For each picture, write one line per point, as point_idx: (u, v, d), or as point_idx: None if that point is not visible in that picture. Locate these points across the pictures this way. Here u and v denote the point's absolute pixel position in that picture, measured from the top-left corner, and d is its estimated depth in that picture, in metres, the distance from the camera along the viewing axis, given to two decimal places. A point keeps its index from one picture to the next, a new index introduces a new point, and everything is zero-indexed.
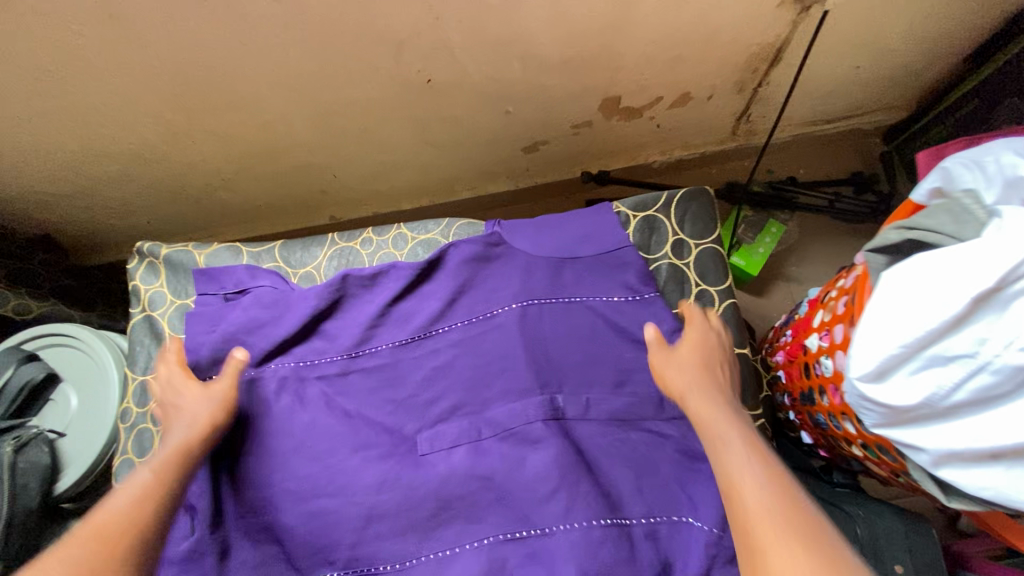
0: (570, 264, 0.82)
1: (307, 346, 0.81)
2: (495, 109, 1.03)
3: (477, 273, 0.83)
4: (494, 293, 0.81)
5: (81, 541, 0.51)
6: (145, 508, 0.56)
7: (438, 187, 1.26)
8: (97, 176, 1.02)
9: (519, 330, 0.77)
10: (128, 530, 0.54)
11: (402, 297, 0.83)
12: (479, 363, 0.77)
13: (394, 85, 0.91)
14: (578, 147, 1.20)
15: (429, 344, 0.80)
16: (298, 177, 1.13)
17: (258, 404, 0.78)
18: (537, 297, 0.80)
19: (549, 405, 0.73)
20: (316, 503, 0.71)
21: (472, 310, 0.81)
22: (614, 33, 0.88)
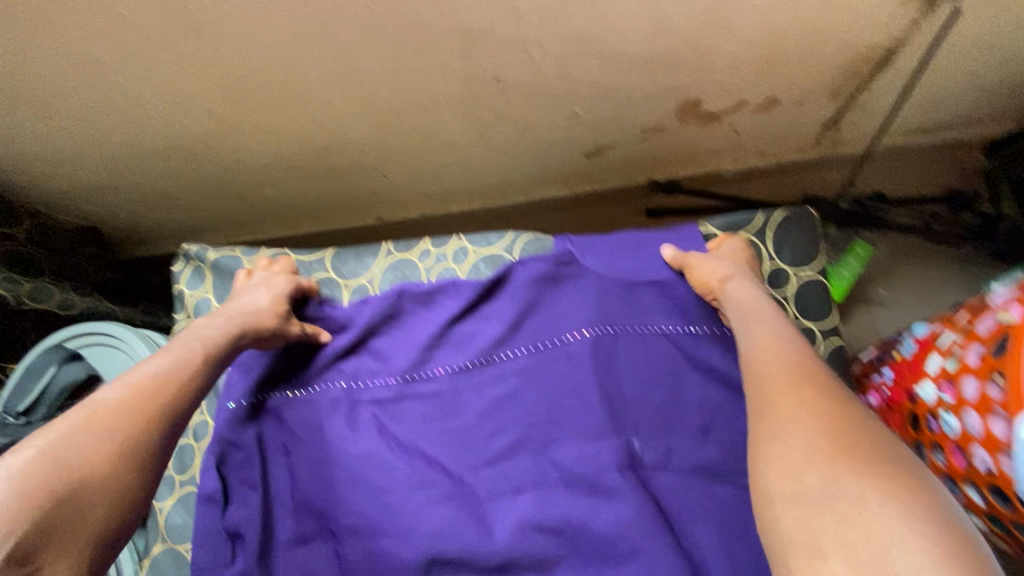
0: (650, 287, 0.75)
1: (357, 364, 0.76)
2: (562, 112, 0.94)
3: (546, 295, 0.76)
4: (565, 318, 0.74)
5: (125, 408, 0.54)
6: (182, 393, 0.59)
7: (491, 190, 1.19)
8: (143, 168, 0.98)
9: (592, 360, 0.70)
10: (169, 412, 0.56)
11: (460, 318, 0.77)
12: (547, 394, 0.70)
13: (458, 83, 0.83)
14: (646, 153, 1.10)
15: (493, 369, 0.73)
16: (347, 176, 1.07)
17: (310, 432, 0.72)
18: (611, 325, 0.73)
19: (625, 450, 0.66)
20: (371, 543, 0.65)
21: (539, 335, 0.74)
22: (708, 30, 0.78)
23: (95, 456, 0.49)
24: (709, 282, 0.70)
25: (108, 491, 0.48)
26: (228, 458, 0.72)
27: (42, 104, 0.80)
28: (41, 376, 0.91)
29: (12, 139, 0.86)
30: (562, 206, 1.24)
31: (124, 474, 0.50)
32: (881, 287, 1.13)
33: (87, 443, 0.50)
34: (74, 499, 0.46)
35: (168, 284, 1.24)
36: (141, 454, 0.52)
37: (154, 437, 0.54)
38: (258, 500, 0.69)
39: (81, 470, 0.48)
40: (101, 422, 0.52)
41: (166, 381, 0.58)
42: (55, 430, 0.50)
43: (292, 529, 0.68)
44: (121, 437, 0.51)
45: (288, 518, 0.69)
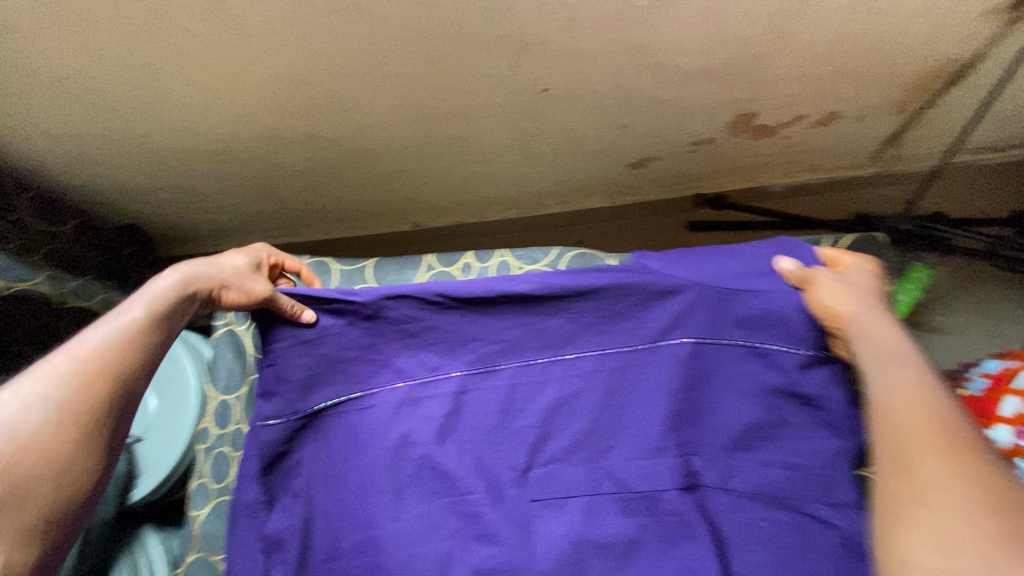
0: (746, 298, 0.64)
1: (413, 362, 0.70)
2: (610, 124, 0.91)
3: (631, 292, 0.67)
4: (647, 323, 0.67)
5: (62, 377, 0.49)
6: (130, 354, 0.54)
7: (529, 200, 1.17)
8: (187, 171, 0.98)
9: (665, 371, 0.65)
10: (113, 376, 0.51)
11: (534, 315, 0.69)
12: (614, 406, 0.66)
13: (506, 93, 0.81)
14: (692, 166, 1.06)
15: (555, 372, 0.68)
16: (386, 182, 1.07)
17: (367, 434, 0.68)
18: (692, 335, 0.65)
19: (685, 468, 0.63)
20: (413, 548, 0.64)
21: (618, 340, 0.67)
22: (771, 43, 0.74)
23: (25, 430, 0.46)
24: (831, 301, 0.60)
25: (40, 468, 0.45)
26: (274, 462, 0.69)
27: (93, 109, 0.81)
28: None
29: (62, 142, 0.87)
30: (601, 216, 1.22)
31: (58, 448, 0.46)
32: (938, 312, 1.07)
33: (17, 417, 0.46)
34: (4, 480, 0.43)
35: None
36: (79, 424, 0.48)
37: (96, 404, 0.49)
38: (300, 511, 0.67)
39: (9, 447, 0.45)
40: (34, 395, 0.48)
41: (109, 343, 0.53)
42: None
43: (332, 539, 0.66)
44: (54, 409, 0.47)
45: (327, 528, 0.67)
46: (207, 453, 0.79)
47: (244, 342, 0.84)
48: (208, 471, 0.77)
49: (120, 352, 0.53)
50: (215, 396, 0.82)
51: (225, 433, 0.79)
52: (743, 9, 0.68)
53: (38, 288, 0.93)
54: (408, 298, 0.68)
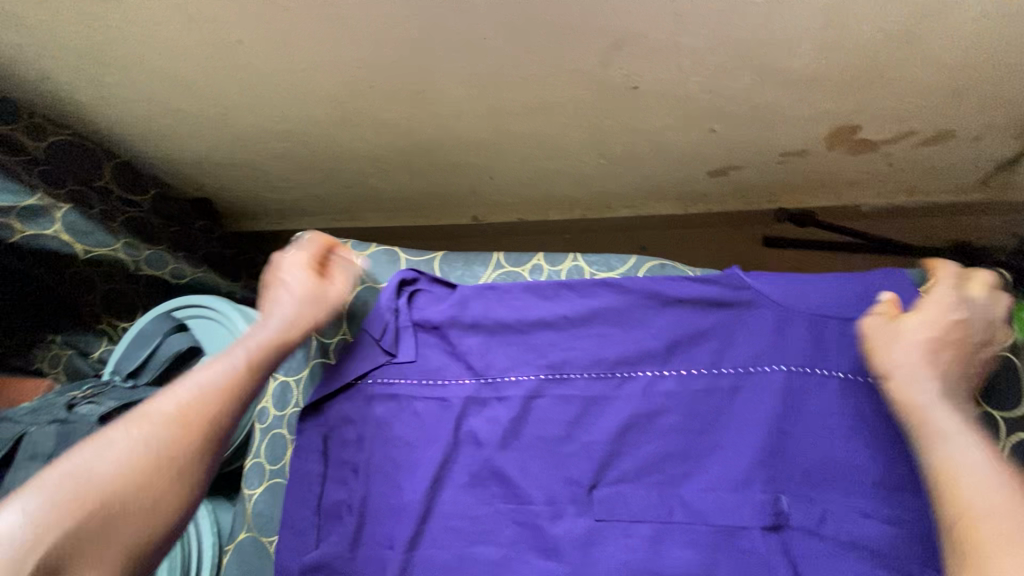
0: (835, 326, 0.65)
1: (486, 361, 0.73)
2: (696, 128, 0.85)
3: (706, 317, 0.70)
4: (730, 347, 0.68)
5: (158, 425, 0.54)
6: (218, 405, 0.57)
7: (596, 202, 1.13)
8: (261, 150, 0.99)
9: (757, 400, 0.65)
10: (199, 429, 0.55)
11: (610, 326, 0.72)
12: (695, 428, 0.65)
13: (592, 90, 0.78)
14: (777, 178, 1.00)
15: (632, 387, 0.69)
16: (452, 174, 1.05)
17: (442, 429, 0.70)
18: (787, 365, 0.65)
19: (771, 506, 0.60)
20: (466, 547, 0.65)
21: (696, 360, 0.68)
22: (891, 49, 0.68)
23: (124, 471, 0.50)
24: (887, 350, 0.58)
25: (123, 509, 0.48)
26: (337, 434, 0.74)
27: (180, 83, 0.82)
28: (149, 342, 0.93)
29: (148, 114, 0.89)
30: (669, 224, 1.16)
31: (145, 491, 0.50)
32: None
33: (117, 458, 0.51)
34: (93, 520, 0.47)
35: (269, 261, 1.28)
36: (164, 471, 0.52)
37: (188, 451, 0.54)
38: (360, 495, 0.69)
39: (100, 485, 0.49)
40: (134, 439, 0.53)
41: (202, 395, 0.57)
42: (92, 445, 0.51)
43: (385, 528, 0.67)
44: (148, 454, 0.52)
45: (382, 518, 0.68)
46: (265, 434, 0.79)
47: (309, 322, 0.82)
48: (265, 452, 0.78)
49: (213, 404, 0.57)
50: (276, 376, 0.82)
51: (284, 414, 0.79)
52: (873, 10, 0.62)
53: (116, 254, 0.96)
54: (489, 291, 0.76)
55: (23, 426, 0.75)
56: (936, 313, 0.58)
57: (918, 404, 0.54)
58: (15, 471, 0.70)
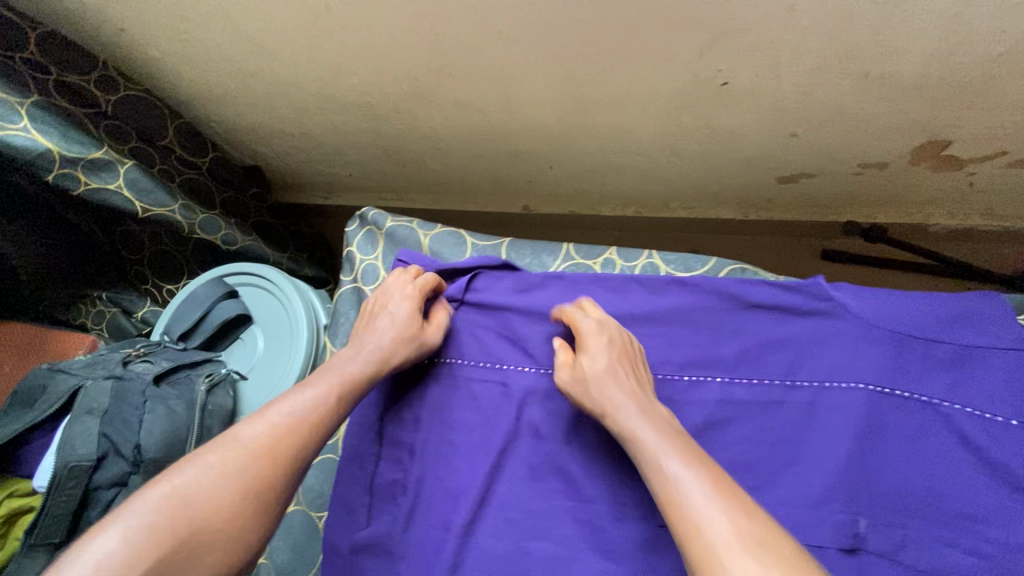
0: (917, 345, 0.64)
1: (550, 352, 0.71)
2: (777, 132, 0.83)
3: (779, 327, 0.69)
4: (806, 359, 0.67)
5: (253, 450, 0.54)
6: (307, 439, 0.57)
7: (652, 199, 1.10)
8: (324, 121, 0.98)
9: (836, 417, 0.63)
10: (291, 459, 0.56)
11: (679, 327, 0.72)
12: (767, 439, 0.65)
13: (680, 84, 0.75)
14: (847, 191, 0.97)
15: (701, 392, 0.68)
16: (512, 161, 1.03)
17: (504, 417, 0.69)
18: (867, 383, 0.64)
19: (850, 528, 0.58)
20: (523, 541, 0.63)
21: (771, 369, 0.67)
22: (1007, 64, 0.65)
23: (216, 501, 0.50)
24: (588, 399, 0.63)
25: (213, 542, 0.49)
26: (392, 415, 0.72)
27: (258, 47, 0.80)
28: (201, 305, 0.91)
29: (219, 76, 0.88)
30: (725, 228, 1.13)
31: (233, 523, 0.50)
32: None
33: (213, 483, 0.51)
34: (181, 552, 0.47)
35: (315, 235, 1.27)
36: (253, 502, 0.52)
37: (274, 488, 0.54)
38: (415, 476, 0.68)
39: (194, 514, 0.49)
40: (231, 463, 0.53)
41: (295, 424, 0.57)
42: (192, 468, 0.52)
43: (439, 514, 0.66)
44: (239, 481, 0.52)
45: (436, 501, 0.66)
46: None
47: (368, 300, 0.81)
48: None
49: (299, 439, 0.57)
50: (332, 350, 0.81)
51: None
52: (1000, 20, 0.59)
53: (173, 216, 0.95)
54: (555, 280, 0.76)
55: (79, 379, 0.75)
56: (595, 342, 0.65)
57: (628, 438, 0.57)
58: (71, 424, 0.70)
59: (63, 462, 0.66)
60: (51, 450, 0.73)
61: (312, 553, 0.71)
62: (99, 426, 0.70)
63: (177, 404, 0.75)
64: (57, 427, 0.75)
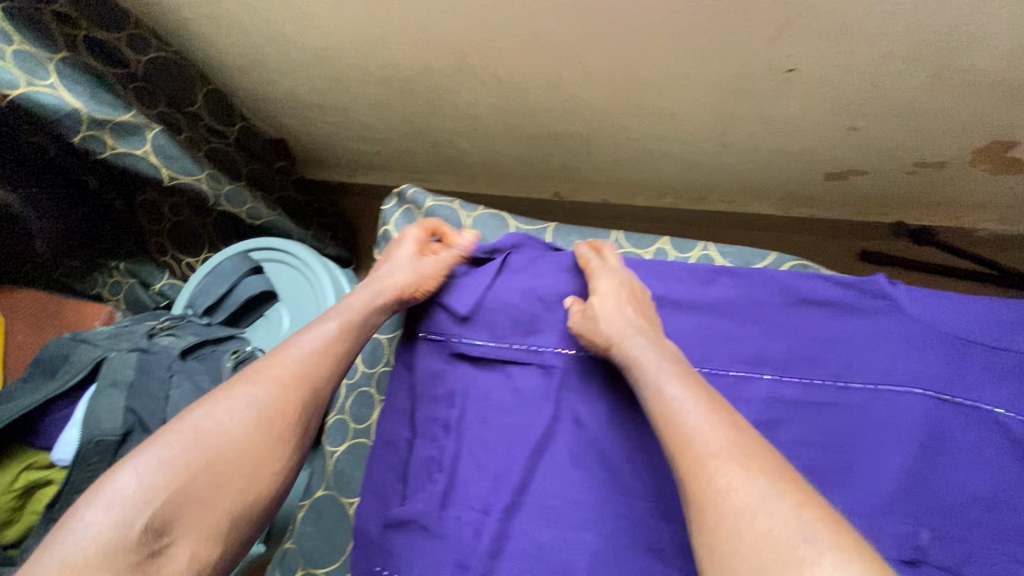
0: (982, 352, 0.60)
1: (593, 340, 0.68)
2: (834, 124, 0.80)
3: (835, 325, 0.66)
4: (862, 360, 0.64)
5: (266, 382, 0.56)
6: (320, 372, 0.59)
7: (690, 191, 1.06)
8: (359, 94, 0.95)
9: (891, 422, 0.61)
10: (307, 391, 0.57)
11: (730, 320, 0.69)
12: (818, 442, 0.62)
13: (741, 68, 0.72)
14: (896, 191, 0.94)
15: (747, 389, 0.65)
16: (549, 145, 1.00)
17: (546, 404, 0.66)
18: (923, 388, 0.61)
19: (911, 540, 0.56)
20: (564, 530, 0.60)
21: (825, 369, 0.65)
22: None
23: (234, 432, 0.52)
24: (593, 328, 0.65)
25: (234, 470, 0.51)
26: (427, 398, 0.70)
27: (301, 12, 0.77)
28: (226, 279, 0.88)
29: (255, 42, 0.85)
30: (762, 225, 1.09)
31: (252, 452, 0.52)
32: None
33: (229, 416, 0.53)
34: (203, 480, 0.49)
35: (339, 214, 1.24)
36: (270, 431, 0.54)
37: (292, 417, 0.55)
38: (449, 463, 0.66)
39: (213, 442, 0.51)
40: (246, 397, 0.54)
41: (308, 358, 0.59)
42: (209, 403, 0.54)
43: (476, 503, 0.63)
44: (256, 413, 0.54)
45: (473, 488, 0.64)
46: (351, 389, 0.77)
47: None
48: (351, 409, 0.76)
49: (312, 372, 0.58)
50: None
51: (373, 372, 0.77)
52: None
53: (198, 185, 0.91)
54: None
55: (104, 350, 0.72)
56: (607, 283, 0.68)
57: (628, 367, 0.60)
58: (95, 396, 0.66)
59: (89, 437, 0.63)
60: (75, 422, 0.71)
61: (342, 540, 0.69)
62: (125, 399, 0.67)
63: (204, 380, 0.73)
64: (80, 399, 0.72)
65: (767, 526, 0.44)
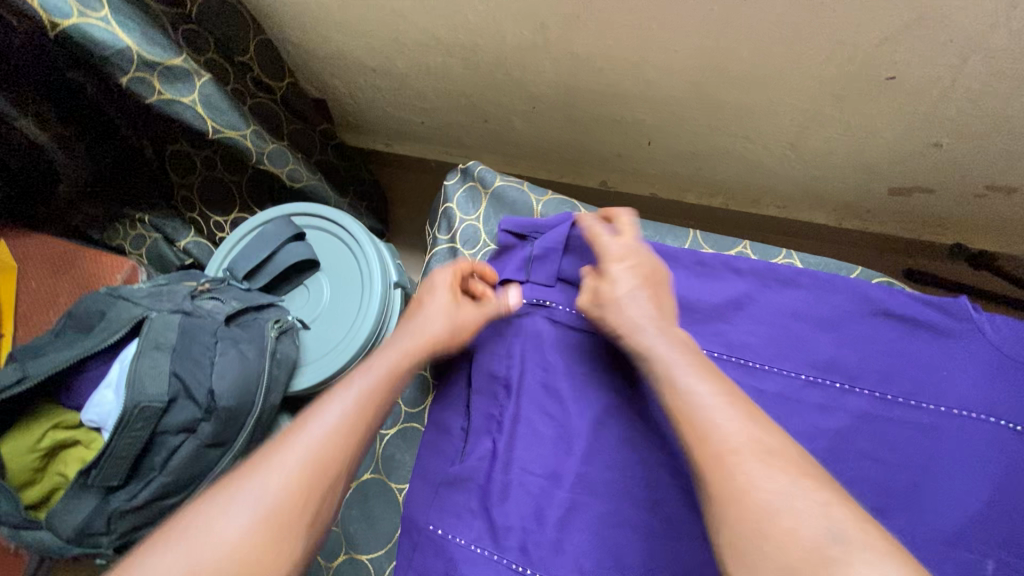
0: None
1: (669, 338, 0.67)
2: (917, 138, 0.77)
3: (913, 341, 0.62)
4: (938, 381, 0.60)
5: (276, 471, 0.48)
6: (340, 454, 0.51)
7: (743, 192, 1.03)
8: (418, 60, 0.90)
9: (960, 445, 0.58)
10: (323, 477, 0.49)
11: (803, 322, 0.65)
12: (883, 457, 0.59)
13: (838, 71, 0.70)
14: (960, 213, 0.91)
15: (815, 397, 0.62)
16: (609, 131, 0.96)
17: (613, 398, 0.65)
18: (989, 414, 0.58)
19: (973, 568, 0.53)
20: (623, 522, 0.60)
21: (897, 384, 0.61)
22: None
23: (234, 536, 0.44)
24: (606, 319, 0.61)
25: None
26: (491, 383, 0.69)
27: None
28: (269, 244, 0.83)
29: None
30: (811, 234, 1.06)
31: (254, 561, 0.44)
32: None
33: (230, 516, 0.45)
34: None
35: (376, 185, 1.19)
36: (277, 532, 0.45)
37: (303, 515, 0.47)
38: (507, 448, 0.65)
39: (210, 551, 0.43)
40: (253, 490, 0.46)
41: (327, 439, 0.51)
42: (213, 497, 0.46)
43: (535, 499, 0.63)
44: (261, 511, 0.46)
45: (531, 475, 0.64)
46: None
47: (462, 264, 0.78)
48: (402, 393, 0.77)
49: (334, 454, 0.50)
50: None
51: None
52: None
53: (242, 140, 0.87)
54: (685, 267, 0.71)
55: (144, 309, 0.67)
56: (623, 265, 0.63)
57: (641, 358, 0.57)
58: (137, 358, 0.62)
59: (133, 400, 0.60)
60: (108, 383, 0.67)
61: (387, 527, 0.69)
62: (170, 362, 0.63)
63: (249, 349, 0.69)
64: (116, 359, 0.69)
65: (794, 525, 0.41)
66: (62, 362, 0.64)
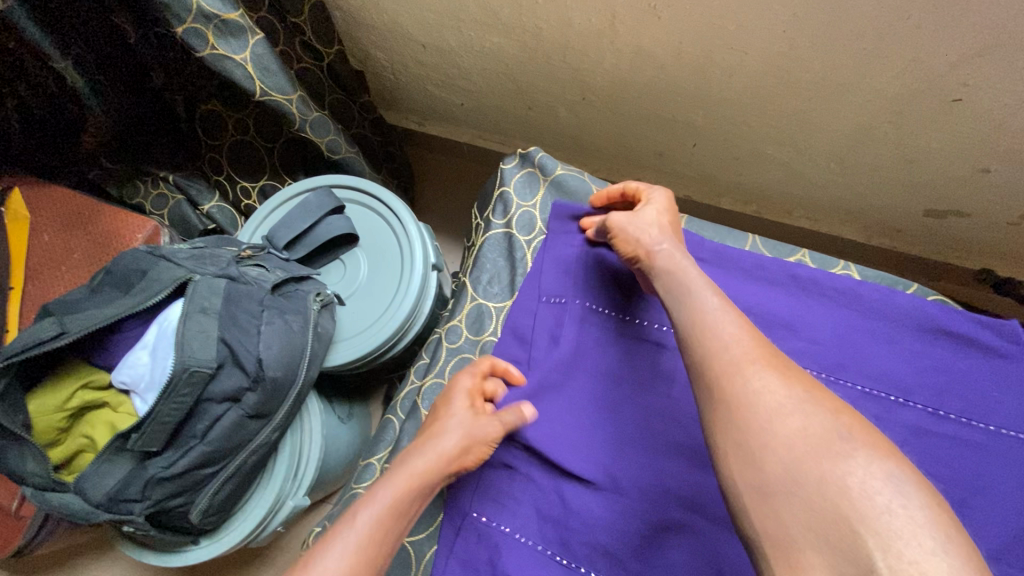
0: None
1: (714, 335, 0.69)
2: (964, 162, 0.79)
3: (964, 359, 0.64)
4: (988, 401, 0.61)
5: None
6: None
7: (777, 201, 1.01)
8: (474, 40, 0.88)
9: (1010, 467, 0.58)
10: None
11: (860, 335, 0.66)
12: (931, 470, 0.60)
13: (904, 86, 0.71)
14: (993, 241, 0.91)
15: (871, 408, 0.63)
16: (654, 129, 0.95)
17: (646, 383, 0.65)
18: None
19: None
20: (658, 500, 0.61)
21: (948, 400, 0.62)
22: None
23: None
24: (633, 243, 0.64)
25: None
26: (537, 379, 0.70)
27: None
28: (309, 215, 0.81)
29: None
30: (838, 249, 1.05)
31: None
32: None
33: None
34: None
35: (407, 167, 1.17)
36: None
37: None
38: None
39: None
40: None
41: None
42: None
43: (575, 491, 0.62)
44: None
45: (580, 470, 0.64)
46: (452, 354, 0.77)
47: (517, 249, 0.79)
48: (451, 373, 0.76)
49: None
50: (472, 296, 0.79)
51: (479, 340, 0.77)
52: None
53: (289, 106, 0.84)
54: (745, 275, 0.72)
55: (188, 271, 0.65)
56: (657, 201, 0.68)
57: (671, 272, 0.59)
58: (185, 321, 0.59)
59: (182, 365, 0.57)
60: (144, 344, 0.64)
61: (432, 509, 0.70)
62: (218, 328, 0.61)
63: (293, 321, 0.67)
64: (153, 320, 0.66)
65: (802, 426, 0.45)
66: (97, 321, 0.61)
